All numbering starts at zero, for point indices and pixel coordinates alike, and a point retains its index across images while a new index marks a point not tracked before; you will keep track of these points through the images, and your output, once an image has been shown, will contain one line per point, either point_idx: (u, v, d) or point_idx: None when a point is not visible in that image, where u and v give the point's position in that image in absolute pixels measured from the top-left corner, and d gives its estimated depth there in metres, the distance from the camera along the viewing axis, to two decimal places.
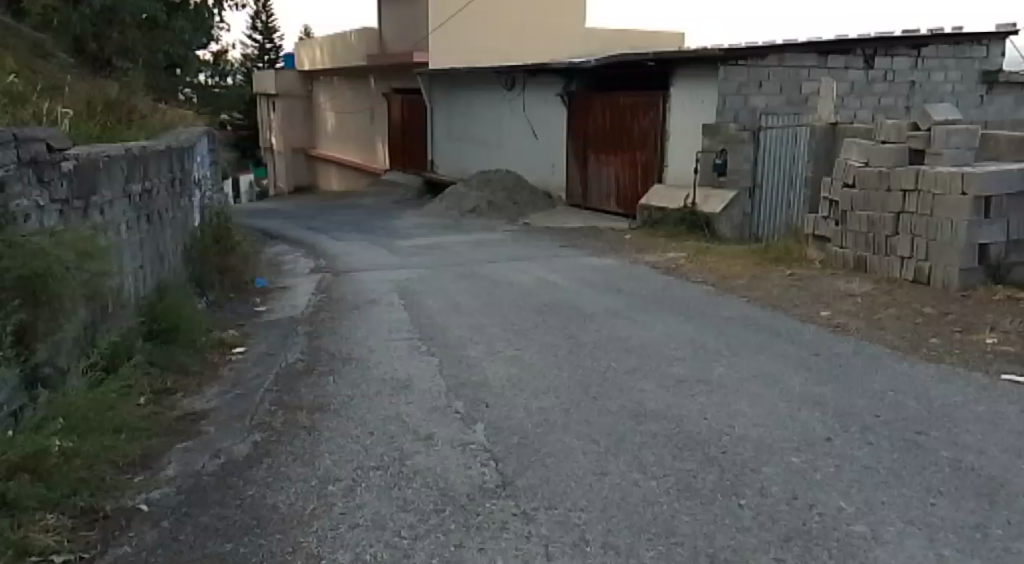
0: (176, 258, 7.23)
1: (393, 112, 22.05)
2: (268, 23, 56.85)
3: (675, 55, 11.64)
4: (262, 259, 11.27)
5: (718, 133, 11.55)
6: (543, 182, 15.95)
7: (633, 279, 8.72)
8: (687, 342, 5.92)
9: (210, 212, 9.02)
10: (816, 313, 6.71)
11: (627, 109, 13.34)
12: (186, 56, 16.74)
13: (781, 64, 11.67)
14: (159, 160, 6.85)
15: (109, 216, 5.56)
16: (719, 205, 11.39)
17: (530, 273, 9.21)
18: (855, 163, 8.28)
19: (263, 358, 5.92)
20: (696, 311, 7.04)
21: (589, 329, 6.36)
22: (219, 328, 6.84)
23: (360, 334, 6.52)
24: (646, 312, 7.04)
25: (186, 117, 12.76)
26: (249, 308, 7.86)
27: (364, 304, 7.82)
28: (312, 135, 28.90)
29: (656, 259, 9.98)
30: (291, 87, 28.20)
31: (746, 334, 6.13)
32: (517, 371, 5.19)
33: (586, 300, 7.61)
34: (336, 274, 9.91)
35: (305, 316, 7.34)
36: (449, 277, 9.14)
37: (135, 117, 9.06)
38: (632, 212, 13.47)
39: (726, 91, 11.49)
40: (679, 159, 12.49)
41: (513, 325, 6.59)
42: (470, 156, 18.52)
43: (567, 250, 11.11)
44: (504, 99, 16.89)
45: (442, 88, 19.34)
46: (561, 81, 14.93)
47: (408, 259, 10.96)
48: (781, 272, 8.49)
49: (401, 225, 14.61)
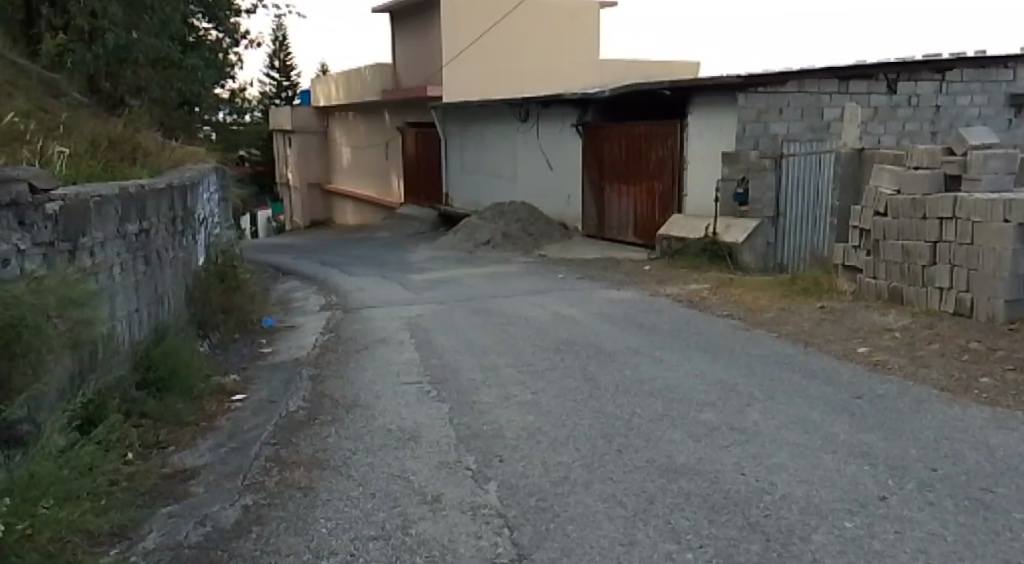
0: (176, 299, 6.94)
1: (408, 145, 21.88)
2: (285, 59, 57.48)
3: (692, 83, 11.32)
4: (270, 297, 10.97)
5: (739, 160, 11.19)
6: (559, 213, 15.62)
7: (655, 313, 8.33)
8: (715, 382, 5.53)
9: (214, 249, 8.74)
10: (853, 349, 6.30)
11: (644, 138, 13.03)
12: (199, 92, 16.65)
13: (802, 90, 11.32)
14: (157, 198, 6.56)
15: (100, 258, 5.26)
16: (742, 235, 10.98)
17: (548, 308, 8.84)
18: (886, 190, 7.89)
19: (262, 406, 5.57)
20: (724, 347, 6.64)
21: (609, 370, 5.97)
22: (220, 372, 6.51)
23: (367, 377, 6.16)
24: (670, 350, 6.64)
25: (197, 153, 12.57)
26: (253, 350, 7.52)
27: (372, 344, 7.46)
28: (327, 169, 28.80)
29: (678, 291, 9.58)
30: (306, 122, 28.15)
31: (779, 373, 5.72)
32: (531, 419, 4.79)
33: (607, 337, 7.23)
34: (346, 311, 9.58)
35: (311, 358, 6.99)
36: (462, 313, 8.78)
37: (140, 153, 8.82)
38: (651, 242, 13.10)
39: (746, 119, 11.15)
40: (699, 188, 12.13)
41: (529, 365, 6.21)
42: (484, 188, 18.24)
43: (584, 282, 10.74)
44: (519, 131, 16.62)
45: (456, 120, 19.13)
46: (576, 111, 14.65)
47: (420, 293, 10.63)
48: (810, 304, 8.06)
49: (414, 259, 14.30)
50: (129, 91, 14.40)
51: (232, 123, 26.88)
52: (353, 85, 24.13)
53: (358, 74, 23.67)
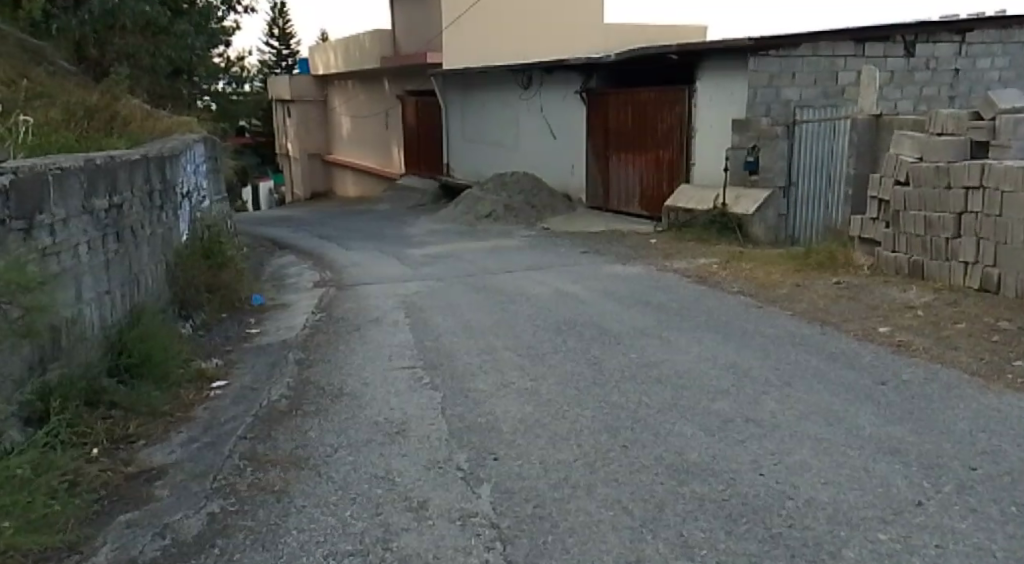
0: (156, 277, 6.57)
1: (408, 115, 21.40)
2: (285, 29, 56.78)
3: (701, 46, 10.85)
4: (263, 274, 10.60)
5: (749, 127, 10.74)
6: (562, 183, 15.17)
7: (662, 290, 7.94)
8: (727, 367, 5.16)
9: (201, 224, 8.36)
10: (873, 330, 5.90)
11: (650, 105, 12.57)
12: (191, 62, 16.18)
13: (815, 53, 10.84)
14: (131, 172, 6.16)
15: (62, 237, 4.89)
16: (752, 206, 10.56)
17: (550, 284, 8.46)
18: (909, 157, 7.46)
19: (243, 394, 5.21)
20: (738, 328, 6.25)
21: (614, 353, 5.60)
22: (202, 357, 6.14)
23: (356, 361, 5.79)
24: (678, 330, 6.26)
25: (188, 124, 12.17)
26: (240, 331, 7.16)
27: (365, 324, 7.09)
28: (327, 139, 28.30)
29: (686, 266, 9.19)
30: (305, 92, 27.60)
31: (796, 358, 5.35)
32: (530, 410, 4.42)
33: (611, 316, 6.86)
34: (340, 288, 9.21)
35: (299, 340, 6.61)
36: (459, 290, 8.39)
37: (121, 125, 8.42)
38: (657, 213, 12.68)
39: (756, 84, 10.70)
40: (708, 157, 11.69)
41: (528, 349, 5.83)
42: (485, 158, 17.78)
43: (588, 256, 10.35)
44: (520, 99, 16.13)
45: (456, 89, 18.63)
46: (579, 78, 14.15)
47: (417, 268, 10.25)
48: (825, 279, 7.70)
49: (413, 232, 13.90)
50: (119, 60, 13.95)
51: (230, 94, 26.36)
52: (353, 54, 23.59)
53: (357, 43, 23.15)
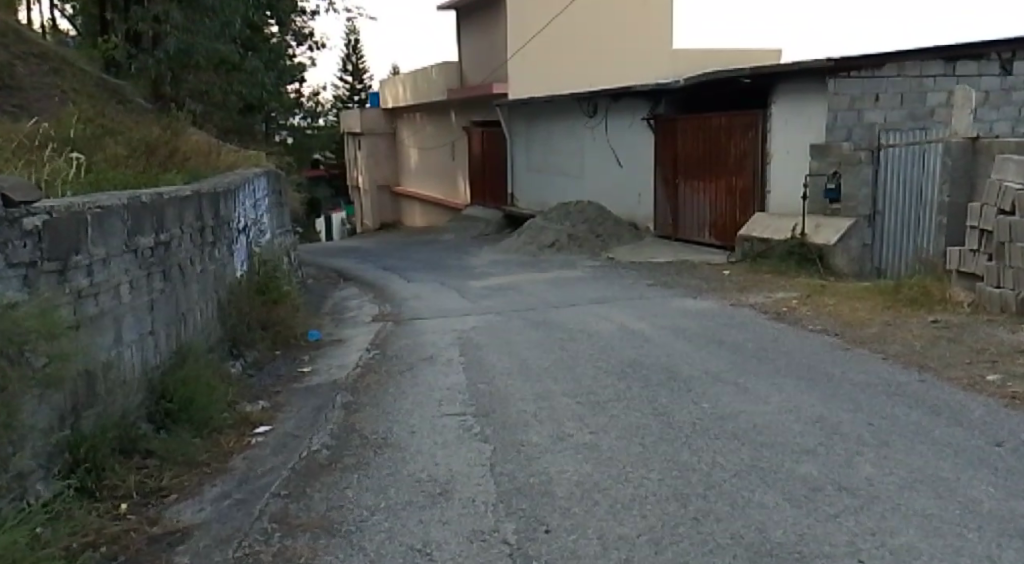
0: (208, 315, 6.22)
1: (474, 145, 21.22)
2: (359, 64, 57.93)
3: (776, 70, 10.35)
4: (323, 307, 10.40)
5: (830, 153, 10.21)
6: (629, 213, 14.70)
7: (736, 327, 7.42)
8: (812, 424, 4.66)
9: (257, 258, 8.13)
10: (980, 378, 5.52)
11: (722, 131, 12.06)
12: (262, 96, 16.27)
13: (902, 74, 10.15)
14: (182, 207, 5.77)
15: (101, 278, 4.48)
16: (834, 236, 9.98)
17: (614, 320, 8.02)
18: (1013, 184, 7.08)
19: (285, 441, 4.83)
20: (823, 375, 5.70)
21: (684, 403, 5.12)
22: (248, 399, 5.82)
23: (406, 406, 5.43)
24: (754, 375, 5.74)
25: (254, 157, 12.11)
26: (292, 369, 6.85)
27: (418, 363, 6.75)
28: (396, 170, 28.39)
29: (763, 300, 8.62)
30: (375, 125, 27.81)
31: (889, 414, 4.82)
32: (588, 470, 4.04)
33: (680, 357, 6.37)
34: (398, 322, 8.92)
35: (349, 381, 6.27)
36: (519, 326, 8.01)
37: (183, 158, 8.27)
38: (730, 243, 12.09)
39: (836, 107, 10.31)
40: (784, 185, 11.10)
41: (589, 395, 5.39)
42: (550, 187, 17.42)
43: (657, 288, 9.85)
44: (586, 127, 15.78)
45: (523, 119, 18.45)
46: (647, 104, 13.70)
47: (479, 301, 9.93)
48: (921, 317, 7.29)
49: (476, 263, 13.59)
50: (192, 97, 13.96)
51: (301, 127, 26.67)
52: (420, 86, 23.40)
53: (423, 75, 23.00)
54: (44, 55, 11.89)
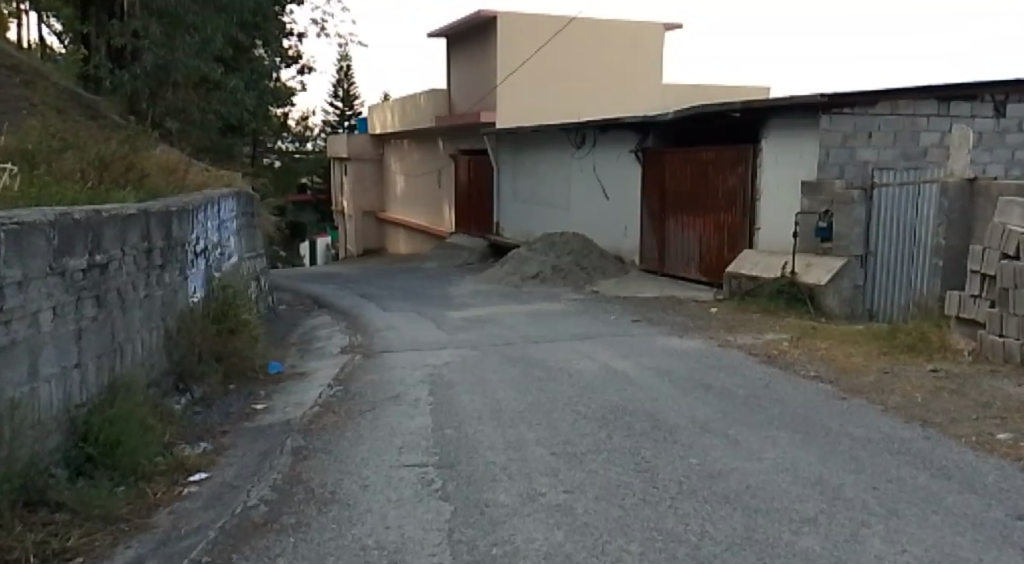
0: (151, 345, 5.70)
1: (460, 172, 20.80)
2: (348, 90, 57.86)
3: (767, 104, 9.98)
4: (290, 337, 9.86)
5: (822, 190, 9.75)
6: (614, 246, 14.28)
7: (724, 370, 6.95)
8: (810, 487, 4.18)
9: (216, 283, 7.61)
10: (988, 436, 5.06)
11: (711, 165, 11.68)
12: (242, 116, 15.79)
13: (895, 112, 9.87)
14: (125, 227, 5.26)
15: (14, 304, 3.95)
16: (825, 275, 9.48)
17: (596, 359, 7.54)
18: (1018, 228, 6.69)
19: (221, 494, 4.32)
20: (820, 429, 5.22)
21: (669, 457, 4.64)
22: (188, 440, 5.30)
23: (362, 453, 4.91)
24: (745, 426, 5.26)
25: (226, 178, 11.62)
26: (245, 407, 6.32)
27: (382, 403, 6.22)
28: (381, 196, 27.97)
29: (752, 342, 8.16)
30: (361, 150, 27.39)
31: (894, 476, 4.34)
32: (559, 540, 3.57)
33: (665, 403, 5.88)
34: (367, 355, 8.40)
35: (304, 423, 5.76)
36: (494, 363, 7.51)
37: (143, 175, 7.75)
38: (718, 280, 11.66)
39: (828, 144, 9.76)
40: (773, 222, 10.69)
41: (564, 446, 4.88)
42: (536, 218, 17.00)
43: (642, 326, 9.38)
44: (573, 157, 15.40)
45: (508, 148, 18.01)
46: (636, 136, 13.34)
47: (455, 334, 9.42)
48: (920, 365, 6.84)
49: (456, 293, 13.09)
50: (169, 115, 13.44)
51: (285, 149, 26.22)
52: (408, 112, 23.07)
53: (412, 101, 22.62)
54: (14, 66, 11.43)
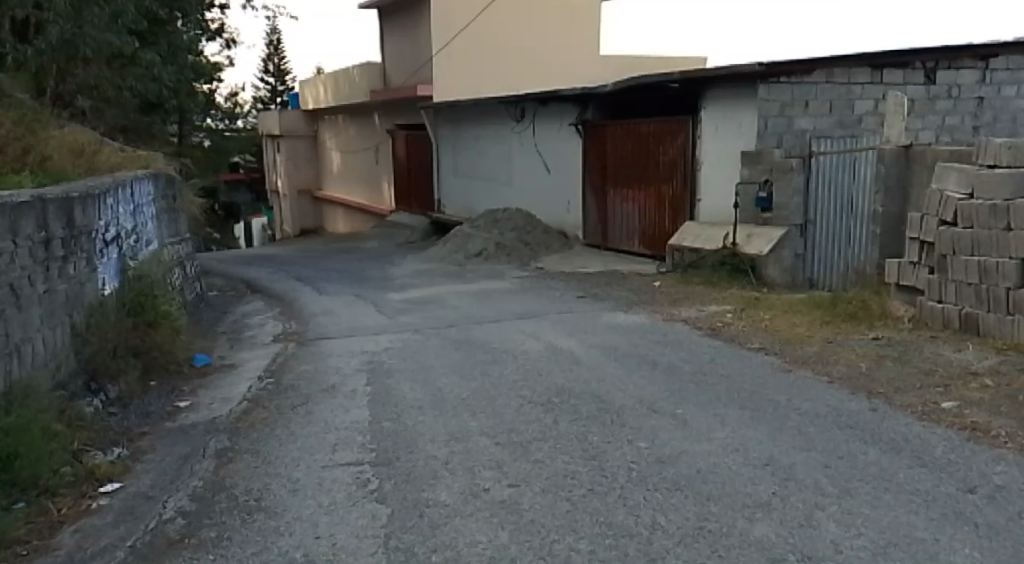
0: (57, 346, 5.46)
1: (398, 149, 20.33)
2: (281, 65, 56.55)
3: (704, 73, 9.81)
4: (220, 326, 9.47)
5: (760, 160, 9.64)
6: (557, 220, 14.07)
7: (669, 345, 6.80)
8: (762, 468, 4.02)
9: (132, 273, 7.25)
10: (934, 405, 4.93)
11: (651, 136, 11.51)
12: (161, 94, 15.13)
13: (830, 80, 9.79)
14: (14, 215, 5.05)
15: None
16: (766, 245, 9.42)
17: (540, 338, 7.33)
18: (956, 193, 6.63)
19: (132, 506, 4.13)
20: (768, 404, 5.08)
21: (617, 443, 4.44)
22: (101, 445, 5.11)
23: (293, 453, 4.63)
24: (693, 405, 5.10)
25: (144, 159, 11.08)
26: (166, 405, 6.07)
27: (316, 396, 5.90)
28: (318, 175, 27.30)
29: (696, 315, 8.04)
30: (294, 127, 26.64)
31: (846, 452, 4.20)
32: (502, 543, 3.36)
33: (611, 383, 5.69)
34: (301, 343, 8.06)
35: (232, 421, 5.44)
36: (435, 346, 7.25)
37: (45, 160, 7.30)
38: (661, 252, 11.54)
39: (766, 113, 9.65)
40: (714, 193, 10.58)
41: (508, 435, 4.64)
42: (476, 193, 16.70)
43: (585, 301, 9.22)
44: (512, 131, 15.10)
45: (446, 123, 17.63)
46: (574, 109, 13.10)
47: (394, 317, 9.10)
48: (864, 334, 6.77)
49: (396, 273, 12.76)
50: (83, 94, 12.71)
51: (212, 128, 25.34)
52: (341, 88, 22.45)
53: (345, 76, 21.99)
54: None
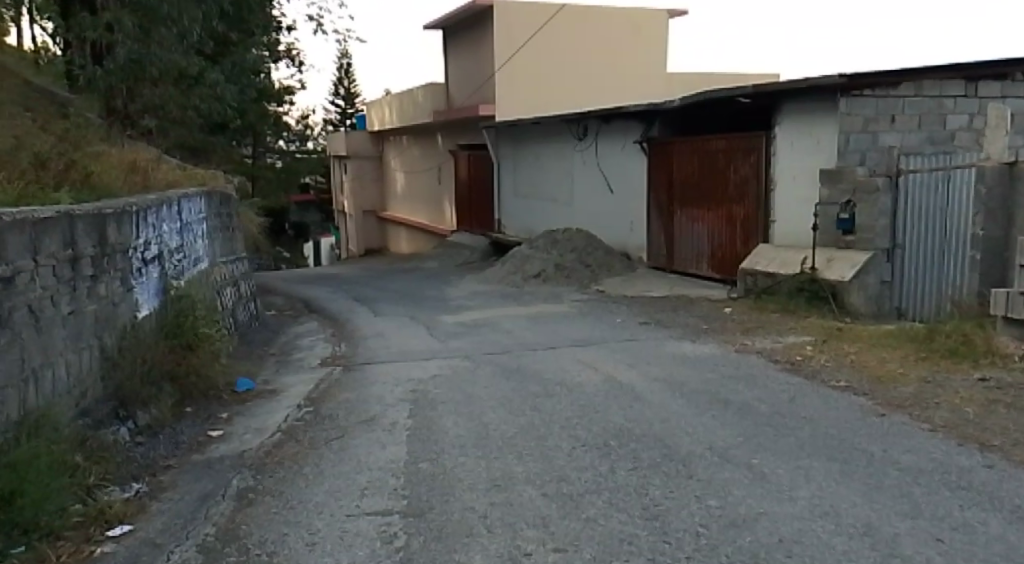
0: (82, 369, 5.05)
1: (460, 168, 19.98)
2: (351, 89, 57.43)
3: (780, 86, 9.15)
4: (268, 348, 9.12)
5: (843, 178, 8.91)
6: (620, 241, 13.48)
7: (744, 381, 6.16)
8: (859, 540, 3.40)
9: (172, 293, 6.89)
10: None
11: (722, 154, 10.86)
12: (226, 112, 15.04)
13: (919, 94, 9.02)
14: (40, 232, 4.62)
15: None
16: (849, 271, 8.68)
17: (600, 369, 6.74)
18: None
19: (136, 556, 3.68)
20: (859, 455, 4.41)
21: (682, 499, 3.84)
22: (121, 480, 4.66)
23: (319, 497, 4.14)
24: (772, 453, 4.48)
25: (203, 177, 10.88)
26: (198, 435, 5.66)
27: (354, 428, 5.43)
28: (381, 194, 27.18)
29: (771, 346, 7.36)
30: (359, 147, 26.62)
31: (960, 522, 3.54)
32: None
33: (677, 424, 5.08)
34: (347, 367, 7.63)
35: (262, 455, 5.00)
36: (487, 376, 6.73)
37: (94, 177, 7.03)
38: (731, 277, 10.86)
39: (849, 128, 8.92)
40: (790, 214, 9.87)
41: (560, 485, 4.08)
42: (538, 213, 16.20)
43: (650, 328, 8.60)
44: (575, 149, 14.58)
45: (507, 141, 17.20)
46: (640, 125, 12.52)
47: (447, 342, 8.63)
48: (967, 373, 6.02)
49: (453, 295, 12.31)
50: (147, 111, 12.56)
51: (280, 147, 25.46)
52: (404, 107, 22.25)
53: (408, 95, 21.82)
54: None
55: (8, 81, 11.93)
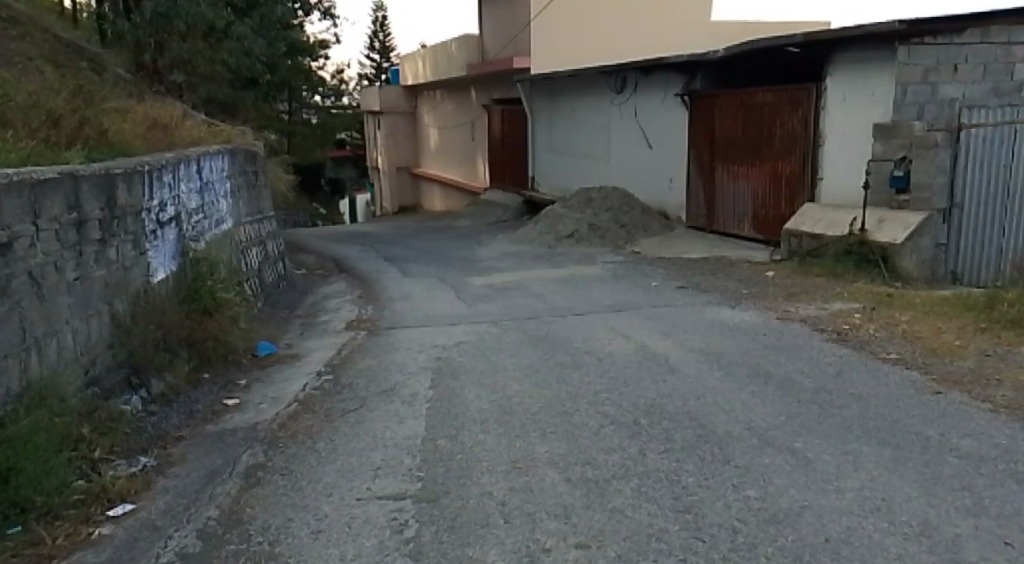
0: (90, 335, 4.82)
1: (494, 125, 19.53)
2: (386, 43, 56.81)
3: (832, 35, 8.59)
4: (293, 310, 8.91)
5: (897, 134, 8.37)
6: (658, 200, 13.03)
7: (786, 352, 5.79)
8: (916, 542, 3.08)
9: (191, 255, 6.65)
10: None
11: (767, 109, 10.34)
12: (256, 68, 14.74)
13: (985, 41, 8.45)
14: (42, 194, 4.39)
15: None
16: (901, 233, 8.18)
17: (633, 338, 6.40)
18: None
19: (135, 542, 3.44)
20: (914, 440, 4.05)
21: (718, 489, 3.53)
22: (128, 453, 4.43)
23: (330, 478, 3.88)
24: (817, 436, 4.13)
25: (229, 134, 10.61)
26: (214, 403, 5.44)
27: (372, 400, 5.17)
28: (416, 151, 26.83)
29: (815, 313, 6.95)
30: (393, 103, 26.22)
31: None
32: None
33: (714, 401, 4.74)
34: (371, 332, 7.38)
35: (277, 428, 4.76)
36: (514, 343, 6.42)
37: (111, 134, 6.78)
38: (775, 238, 10.40)
39: (906, 80, 8.36)
40: (840, 172, 9.36)
41: (586, 469, 3.78)
42: (573, 171, 15.76)
43: (688, 293, 8.21)
44: (612, 104, 14.08)
45: (543, 96, 16.72)
46: (681, 78, 11.99)
47: (475, 305, 8.34)
48: None
49: (485, 255, 11.99)
50: (176, 66, 12.28)
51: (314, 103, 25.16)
52: (439, 61, 21.78)
53: (443, 48, 21.33)
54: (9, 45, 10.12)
55: (36, 36, 11.73)
